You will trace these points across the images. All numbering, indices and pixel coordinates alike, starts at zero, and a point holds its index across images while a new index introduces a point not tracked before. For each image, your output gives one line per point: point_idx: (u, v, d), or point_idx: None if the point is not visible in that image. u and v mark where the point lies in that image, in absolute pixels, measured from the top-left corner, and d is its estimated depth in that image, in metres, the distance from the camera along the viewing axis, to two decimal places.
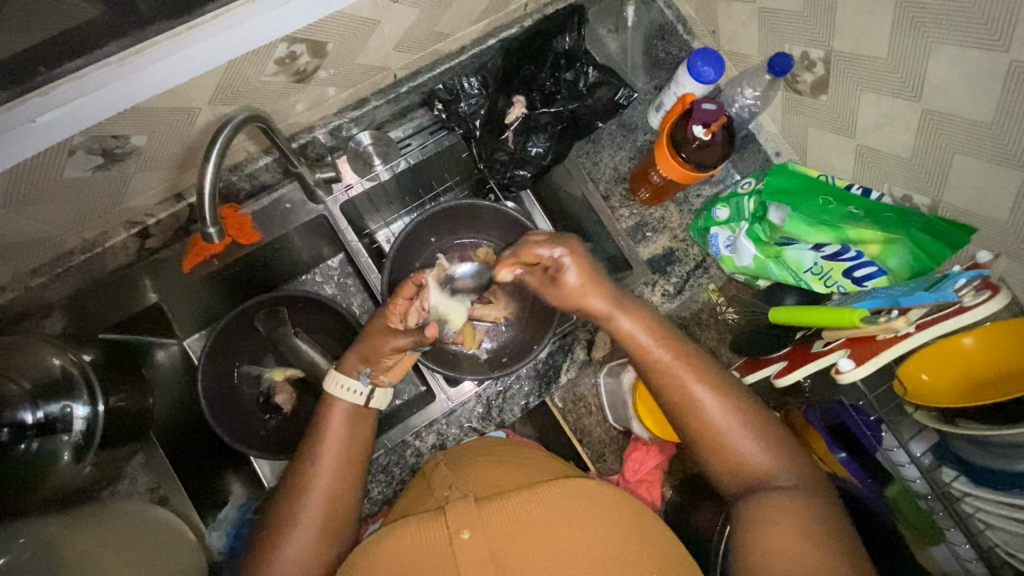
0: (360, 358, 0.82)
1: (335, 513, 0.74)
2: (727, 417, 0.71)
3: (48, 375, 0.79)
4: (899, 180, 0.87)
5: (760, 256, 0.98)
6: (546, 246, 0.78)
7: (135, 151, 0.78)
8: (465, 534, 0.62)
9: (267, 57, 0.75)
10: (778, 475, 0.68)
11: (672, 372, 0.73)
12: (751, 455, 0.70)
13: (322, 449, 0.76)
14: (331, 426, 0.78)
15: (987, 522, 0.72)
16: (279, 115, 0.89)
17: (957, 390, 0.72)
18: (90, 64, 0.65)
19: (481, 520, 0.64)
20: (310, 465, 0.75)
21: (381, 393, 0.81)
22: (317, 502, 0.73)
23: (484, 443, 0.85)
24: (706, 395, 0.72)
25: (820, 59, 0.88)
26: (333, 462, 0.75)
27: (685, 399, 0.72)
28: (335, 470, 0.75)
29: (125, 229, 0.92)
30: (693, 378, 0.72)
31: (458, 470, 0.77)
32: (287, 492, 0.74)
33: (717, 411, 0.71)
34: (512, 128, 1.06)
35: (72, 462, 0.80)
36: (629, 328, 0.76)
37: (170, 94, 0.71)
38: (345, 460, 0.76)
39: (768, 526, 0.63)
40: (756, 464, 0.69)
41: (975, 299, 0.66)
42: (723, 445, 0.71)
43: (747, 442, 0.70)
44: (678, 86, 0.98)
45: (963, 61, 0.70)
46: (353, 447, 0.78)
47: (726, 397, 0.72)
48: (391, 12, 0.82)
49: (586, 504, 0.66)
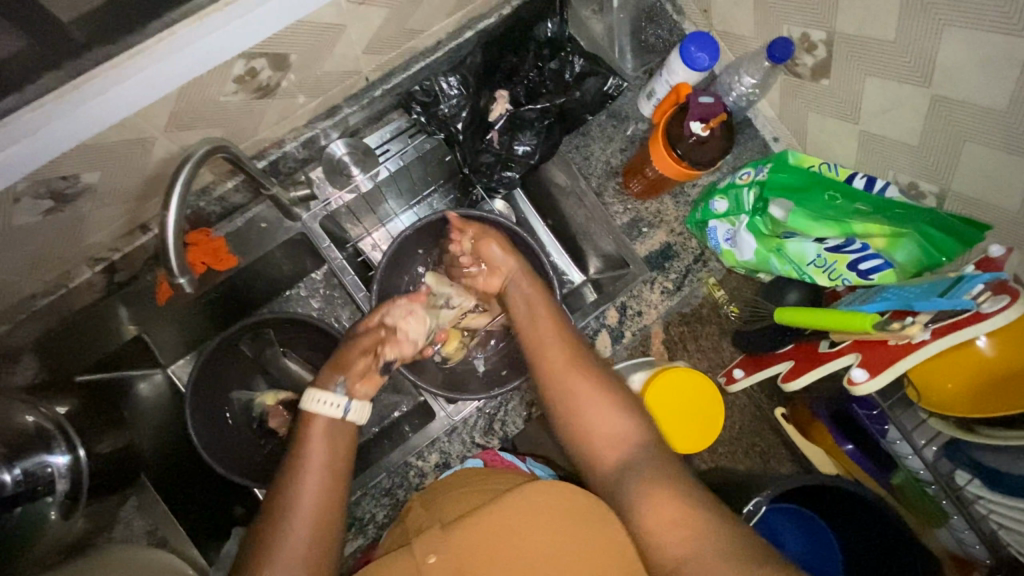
0: (337, 368, 0.77)
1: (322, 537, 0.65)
2: (595, 392, 0.72)
3: (21, 432, 0.74)
4: (904, 167, 0.83)
5: (761, 250, 0.92)
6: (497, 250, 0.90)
7: (88, 188, 0.71)
8: (430, 559, 0.60)
9: (224, 76, 0.68)
10: (647, 449, 0.67)
11: (552, 364, 0.76)
12: (620, 430, 0.69)
13: (308, 459, 0.68)
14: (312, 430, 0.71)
15: (1002, 523, 0.71)
16: (244, 133, 0.82)
17: (980, 397, 0.70)
18: (24, 104, 0.58)
19: (447, 543, 0.61)
20: (292, 488, 0.67)
21: (358, 407, 0.74)
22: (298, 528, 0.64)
23: (463, 474, 0.79)
24: (583, 381, 0.73)
25: (822, 41, 0.82)
26: (317, 481, 0.67)
27: (560, 389, 0.74)
28: (322, 492, 0.67)
29: (89, 266, 0.85)
30: (566, 364, 0.75)
31: (437, 506, 0.74)
32: (265, 520, 0.65)
33: (587, 393, 0.72)
34: (496, 127, 1.01)
35: (61, 519, 0.76)
36: (527, 317, 0.83)
37: (120, 126, 0.64)
38: (332, 481, 0.68)
39: (663, 496, 0.62)
40: (625, 436, 0.69)
41: (993, 305, 0.65)
42: (594, 417, 0.71)
43: (611, 413, 0.71)
44: (671, 74, 0.92)
45: (979, 45, 0.65)
46: (339, 462, 0.70)
47: (599, 376, 0.74)
48: (357, 14, 0.75)
49: (564, 515, 0.62)
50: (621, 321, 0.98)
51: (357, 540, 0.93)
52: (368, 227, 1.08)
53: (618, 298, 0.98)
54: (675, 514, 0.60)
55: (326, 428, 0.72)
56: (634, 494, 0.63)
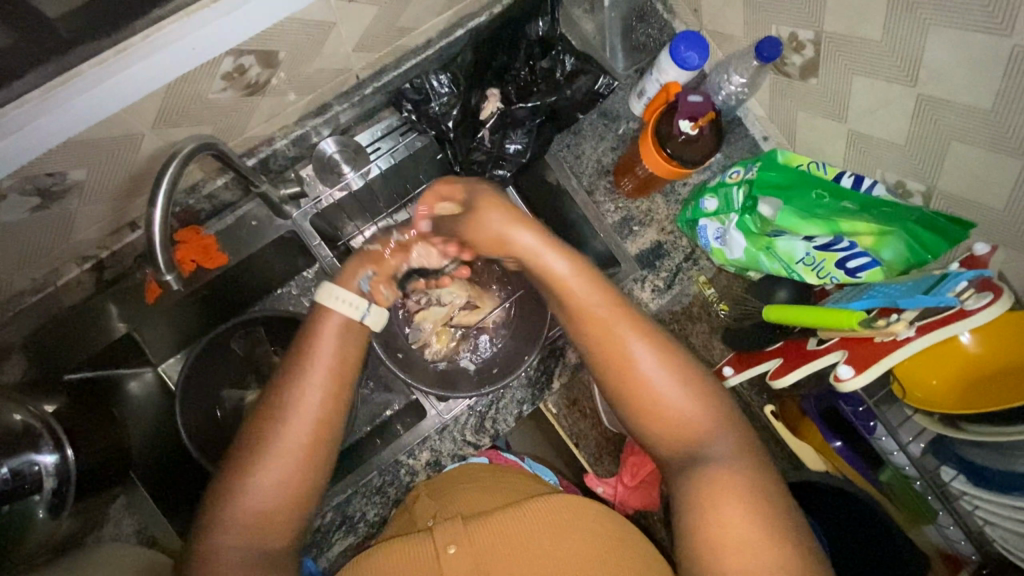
0: (364, 262, 0.75)
1: (321, 439, 0.64)
2: (659, 366, 0.67)
3: (9, 430, 0.73)
4: (892, 166, 0.84)
5: (750, 249, 0.92)
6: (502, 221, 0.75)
7: (76, 186, 0.71)
8: (451, 549, 0.64)
9: (212, 73, 0.68)
10: (716, 445, 0.65)
11: (601, 325, 0.69)
12: (686, 416, 0.66)
13: (310, 365, 0.65)
14: (321, 335, 0.68)
15: (986, 519, 0.73)
16: (234, 131, 0.82)
17: (965, 394, 0.71)
18: (10, 100, 0.58)
19: (466, 535, 0.65)
20: (297, 383, 0.65)
21: (377, 310, 0.71)
22: (297, 425, 0.63)
23: (469, 469, 0.85)
24: (643, 357, 0.68)
25: (810, 40, 0.83)
26: (324, 377, 0.65)
27: (612, 350, 0.69)
28: (326, 394, 0.65)
29: (77, 265, 0.86)
30: (626, 330, 0.69)
31: (446, 499, 0.78)
32: (267, 408, 0.64)
33: (648, 364, 0.67)
34: (487, 126, 1.01)
35: (49, 518, 0.75)
36: (565, 280, 0.72)
37: (107, 123, 0.64)
38: (337, 380, 0.66)
39: (721, 510, 0.60)
40: (691, 423, 0.66)
41: (977, 302, 0.66)
42: (653, 396, 0.67)
43: (672, 391, 0.66)
44: (660, 73, 0.92)
45: (963, 45, 0.66)
46: (347, 357, 0.68)
47: (666, 353, 0.68)
48: (346, 11, 0.75)
49: (573, 522, 0.66)
50: None
51: (347, 538, 0.92)
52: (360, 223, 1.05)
53: None
54: (745, 536, 0.58)
55: (340, 326, 0.69)
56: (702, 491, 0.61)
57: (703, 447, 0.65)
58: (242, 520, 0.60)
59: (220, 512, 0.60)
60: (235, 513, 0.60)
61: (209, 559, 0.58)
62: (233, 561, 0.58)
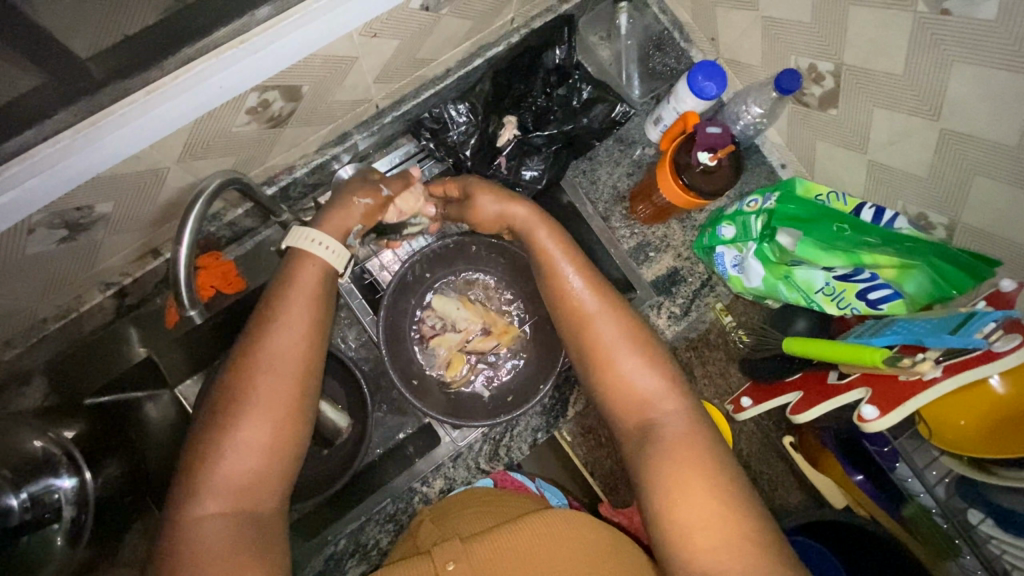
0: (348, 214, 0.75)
1: (299, 390, 0.64)
2: (613, 328, 0.68)
3: (29, 457, 0.73)
4: (913, 198, 0.83)
5: (769, 278, 0.92)
6: (494, 205, 0.76)
7: (102, 218, 0.72)
8: (450, 566, 0.63)
9: (238, 108, 0.69)
10: (669, 414, 0.65)
11: (561, 284, 0.71)
12: (642, 385, 0.66)
13: (287, 305, 0.66)
14: (297, 276, 0.68)
15: (1013, 564, 0.70)
16: (256, 161, 0.84)
17: (991, 436, 0.69)
18: (42, 139, 0.59)
19: (466, 551, 0.64)
20: (271, 338, 0.64)
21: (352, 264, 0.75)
22: (275, 380, 0.63)
23: (470, 495, 0.84)
24: (610, 331, 0.68)
25: (830, 72, 0.83)
26: (300, 332, 0.65)
27: (574, 316, 0.70)
28: (303, 338, 0.65)
29: (100, 291, 0.90)
30: (580, 285, 0.71)
31: (445, 526, 0.78)
32: (239, 364, 0.63)
33: (605, 324, 0.68)
34: (504, 153, 1.00)
35: (67, 547, 0.74)
36: (546, 250, 0.73)
37: (135, 159, 0.65)
38: (314, 320, 0.67)
39: (682, 489, 0.58)
40: (645, 397, 0.66)
41: (1005, 343, 0.65)
42: (611, 360, 0.67)
43: (625, 355, 0.67)
44: (678, 101, 0.93)
45: (990, 81, 0.65)
46: (321, 304, 0.68)
47: (617, 311, 0.70)
48: (369, 46, 0.76)
49: (571, 535, 0.66)
50: None
51: (361, 566, 0.92)
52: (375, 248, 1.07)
53: None
54: (709, 515, 0.57)
55: (320, 268, 0.70)
56: (658, 461, 0.61)
57: (655, 407, 0.65)
58: (228, 482, 0.59)
59: (204, 477, 0.59)
60: (222, 471, 0.59)
61: (193, 527, 0.57)
62: (221, 525, 0.57)
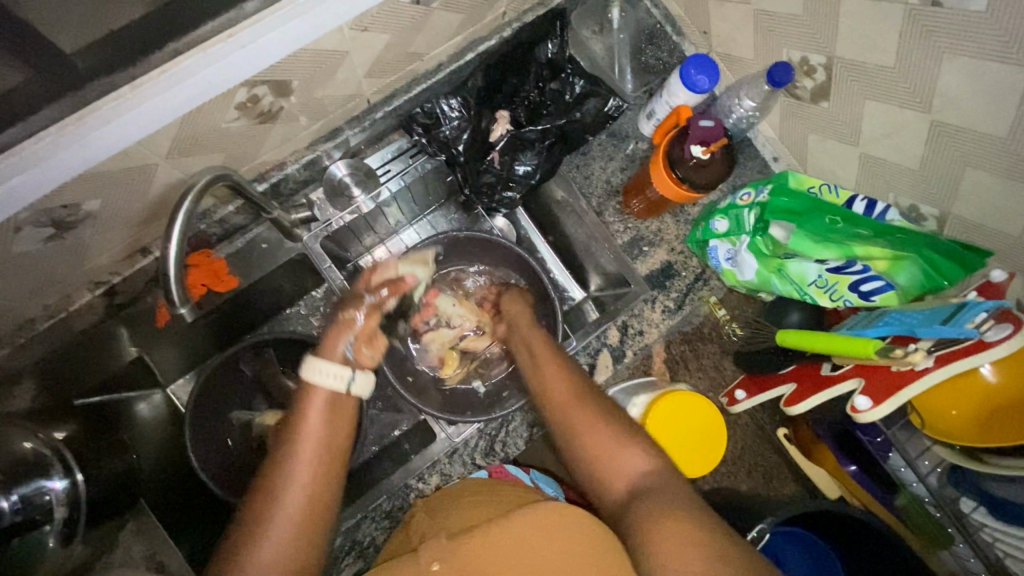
0: (342, 330, 0.74)
1: (307, 521, 0.61)
2: (585, 405, 0.71)
3: (21, 459, 0.73)
4: (905, 190, 0.84)
5: (762, 271, 0.91)
6: (512, 304, 0.91)
7: (90, 216, 0.71)
8: (435, 566, 0.64)
9: (226, 103, 0.68)
10: (656, 482, 0.64)
11: (540, 368, 0.78)
12: (627, 461, 0.66)
13: (299, 443, 0.64)
14: (307, 413, 0.67)
15: (1006, 552, 0.71)
16: (247, 157, 0.83)
17: (983, 425, 0.70)
18: (26, 135, 0.58)
19: (452, 552, 0.65)
20: (281, 471, 0.62)
21: (361, 379, 0.71)
22: (284, 513, 0.60)
23: (465, 486, 0.83)
24: (585, 407, 0.71)
25: (821, 65, 0.83)
26: (309, 457, 0.64)
27: (553, 400, 0.74)
28: (313, 471, 0.63)
29: (88, 290, 0.85)
30: (553, 366, 0.77)
31: (438, 518, 0.77)
32: (252, 499, 0.62)
33: (576, 402, 0.72)
34: (498, 148, 1.01)
35: (60, 546, 0.75)
36: (533, 343, 0.83)
37: (121, 156, 0.64)
38: (326, 454, 0.65)
39: (665, 534, 0.57)
40: (633, 469, 0.65)
41: (997, 334, 0.65)
42: (589, 439, 0.68)
43: (601, 429, 0.68)
44: (671, 96, 0.93)
45: (980, 73, 0.66)
46: (332, 439, 0.66)
47: (587, 389, 0.74)
48: (358, 40, 0.75)
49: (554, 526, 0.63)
50: (622, 340, 0.98)
51: (357, 564, 0.91)
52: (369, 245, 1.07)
53: (618, 317, 0.98)
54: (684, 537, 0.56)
55: (327, 400, 0.68)
56: (647, 527, 0.59)
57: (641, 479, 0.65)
58: None
59: None
60: None
61: None
62: None
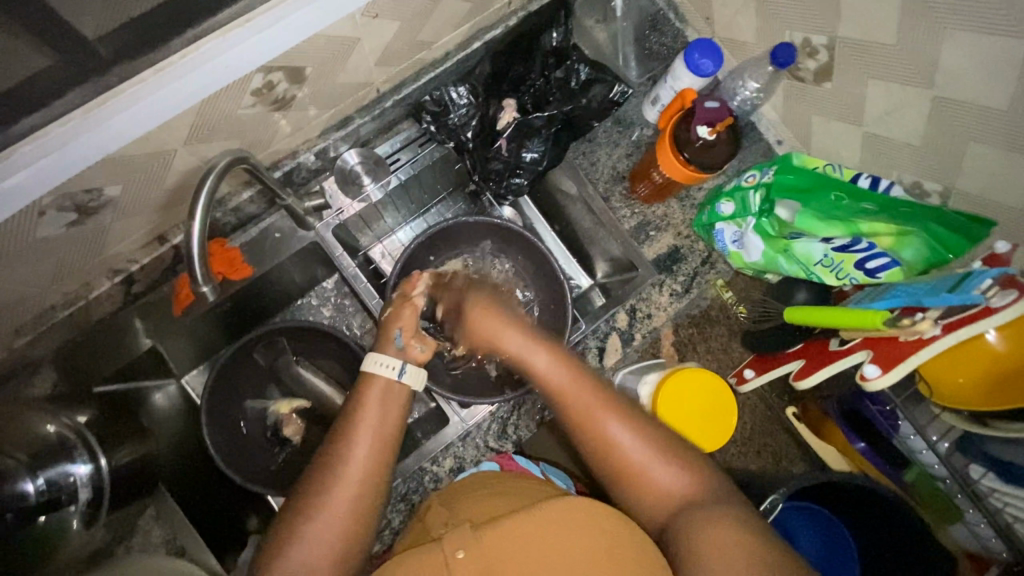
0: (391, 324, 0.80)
1: (359, 497, 0.67)
2: (633, 436, 0.67)
3: (43, 441, 0.75)
4: (909, 167, 0.85)
5: (769, 252, 0.94)
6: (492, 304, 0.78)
7: (111, 201, 0.73)
8: (460, 554, 0.59)
9: (242, 89, 0.70)
10: (707, 505, 0.64)
11: (571, 399, 0.70)
12: (676, 483, 0.65)
13: (356, 425, 0.70)
14: (367, 400, 0.73)
15: (1016, 515, 0.72)
16: (261, 145, 0.84)
17: (990, 390, 0.71)
18: (51, 119, 0.60)
19: (479, 541, 0.59)
20: (340, 450, 0.69)
21: (412, 370, 0.76)
22: (344, 486, 0.67)
23: (481, 476, 0.82)
24: (626, 436, 0.67)
25: (824, 45, 0.84)
26: (367, 441, 0.70)
27: (593, 436, 0.68)
28: (369, 450, 0.69)
29: (108, 278, 0.88)
30: (595, 404, 0.68)
31: (455, 507, 0.74)
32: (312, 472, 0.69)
33: (624, 437, 0.67)
34: (504, 135, 1.00)
35: (84, 528, 0.76)
36: (546, 366, 0.72)
37: (142, 140, 0.66)
38: (381, 439, 0.71)
39: (714, 531, 0.59)
40: (681, 496, 0.65)
41: (1002, 299, 0.66)
42: (641, 475, 0.66)
43: (658, 467, 0.66)
44: (675, 80, 0.93)
45: (981, 46, 0.67)
46: (387, 428, 0.72)
47: (628, 416, 0.69)
48: (369, 27, 0.77)
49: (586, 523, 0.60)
50: (631, 324, 0.99)
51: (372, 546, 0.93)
52: (377, 235, 1.09)
53: (627, 301, 1.00)
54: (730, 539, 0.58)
55: (381, 391, 0.74)
56: (702, 542, 0.59)
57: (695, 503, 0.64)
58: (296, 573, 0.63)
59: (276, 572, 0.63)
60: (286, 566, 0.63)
61: None
62: None
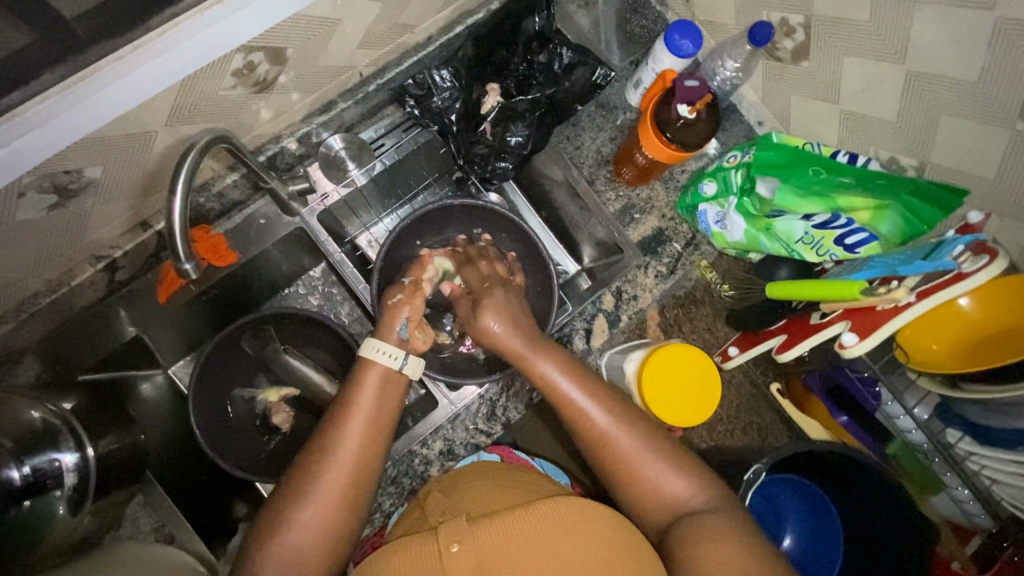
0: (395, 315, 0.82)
1: (351, 483, 0.68)
2: (632, 437, 0.72)
3: (28, 428, 0.74)
4: (885, 143, 0.86)
5: (750, 231, 0.95)
6: (495, 320, 0.80)
7: (91, 184, 0.72)
8: (455, 548, 0.60)
9: (223, 70, 0.70)
10: (694, 506, 0.69)
11: (574, 405, 0.74)
12: (672, 487, 0.70)
13: (351, 415, 0.71)
14: (363, 385, 0.73)
15: (992, 477, 0.74)
16: (243, 129, 0.84)
17: (964, 355, 0.73)
18: (27, 97, 0.59)
19: (474, 533, 0.61)
20: (333, 436, 0.70)
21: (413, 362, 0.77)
22: (336, 474, 0.68)
23: (478, 466, 0.84)
24: (626, 439, 0.72)
25: (800, 24, 0.86)
26: (360, 428, 0.71)
27: (595, 437, 0.73)
28: (361, 441, 0.70)
29: (91, 265, 0.87)
30: (585, 401, 0.74)
31: (453, 495, 0.76)
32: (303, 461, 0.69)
33: (619, 433, 0.73)
34: (488, 119, 1.03)
35: (69, 514, 0.76)
36: (554, 379, 0.76)
37: (122, 120, 0.66)
38: (373, 429, 0.71)
39: (707, 544, 0.63)
40: (677, 500, 0.70)
41: (973, 264, 0.68)
42: (638, 473, 0.71)
43: (652, 464, 0.71)
44: (656, 61, 0.95)
45: (951, 20, 0.69)
46: (382, 416, 0.73)
47: (626, 419, 0.74)
48: (350, 9, 0.77)
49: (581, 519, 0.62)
50: (617, 305, 1.00)
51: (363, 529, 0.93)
52: (363, 224, 1.06)
53: (612, 283, 1.00)
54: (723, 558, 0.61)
55: (381, 376, 0.74)
56: (692, 547, 0.64)
57: (686, 506, 0.69)
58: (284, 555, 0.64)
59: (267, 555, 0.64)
60: (278, 549, 0.64)
61: None
62: None
